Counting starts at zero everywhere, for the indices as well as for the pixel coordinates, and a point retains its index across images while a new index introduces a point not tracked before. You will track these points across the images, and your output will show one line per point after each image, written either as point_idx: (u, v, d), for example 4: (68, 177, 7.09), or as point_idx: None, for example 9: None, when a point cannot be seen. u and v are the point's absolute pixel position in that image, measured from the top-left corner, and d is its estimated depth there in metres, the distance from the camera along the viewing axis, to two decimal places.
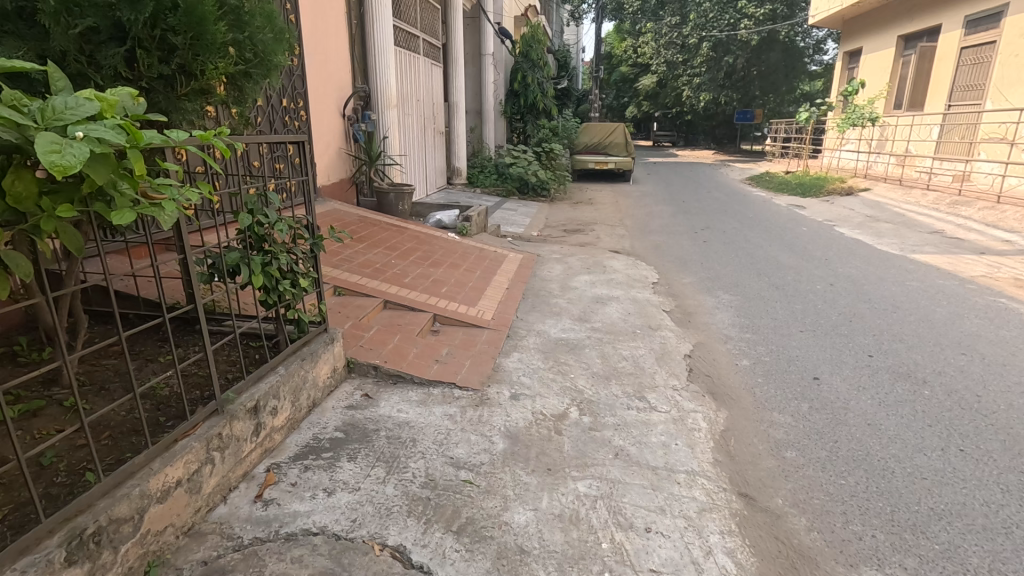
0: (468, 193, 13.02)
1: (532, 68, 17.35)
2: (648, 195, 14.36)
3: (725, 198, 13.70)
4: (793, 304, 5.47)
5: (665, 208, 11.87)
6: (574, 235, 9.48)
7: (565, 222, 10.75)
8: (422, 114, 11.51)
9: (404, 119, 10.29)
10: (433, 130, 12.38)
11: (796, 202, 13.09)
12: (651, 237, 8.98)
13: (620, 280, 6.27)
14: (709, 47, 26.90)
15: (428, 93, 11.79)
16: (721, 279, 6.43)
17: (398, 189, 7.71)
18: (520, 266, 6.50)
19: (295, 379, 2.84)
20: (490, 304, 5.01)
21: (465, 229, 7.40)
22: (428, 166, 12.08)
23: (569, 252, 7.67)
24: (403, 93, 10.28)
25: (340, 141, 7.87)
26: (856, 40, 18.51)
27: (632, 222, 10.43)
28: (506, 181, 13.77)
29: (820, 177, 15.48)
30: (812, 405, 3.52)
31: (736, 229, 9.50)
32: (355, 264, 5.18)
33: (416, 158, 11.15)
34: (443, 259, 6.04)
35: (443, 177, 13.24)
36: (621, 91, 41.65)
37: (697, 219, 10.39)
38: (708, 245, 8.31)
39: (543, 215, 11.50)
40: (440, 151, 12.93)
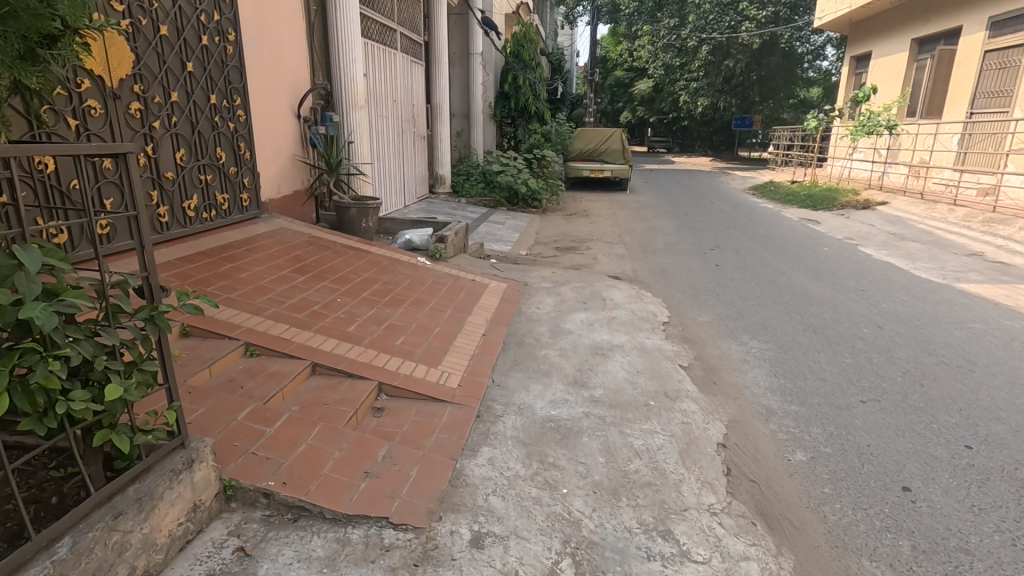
0: (452, 204, 11.87)
1: (524, 69, 16.30)
2: (648, 206, 13.31)
3: (731, 210, 12.68)
4: (840, 357, 4.38)
5: (668, 222, 10.82)
6: (568, 256, 8.37)
7: (556, 238, 9.64)
8: (400, 117, 10.37)
9: (377, 122, 9.15)
10: (414, 135, 11.25)
11: (807, 216, 12.09)
12: (655, 259, 7.88)
13: (623, 319, 5.17)
14: (709, 50, 25.97)
15: (406, 93, 10.64)
16: (744, 318, 5.33)
17: (359, 203, 6.54)
18: (501, 301, 5.36)
19: (97, 555, 1.70)
20: (458, 361, 3.86)
21: (440, 252, 6.24)
22: (407, 174, 10.93)
23: (561, 278, 6.55)
24: (376, 94, 9.15)
25: (295, 146, 6.69)
26: (865, 44, 17.62)
27: (632, 240, 9.34)
28: (493, 191, 12.62)
29: (830, 188, 14.50)
30: (915, 545, 2.40)
31: (750, 249, 8.43)
32: (285, 306, 4.03)
33: (392, 166, 10.01)
34: (404, 294, 4.90)
35: (424, 185, 12.09)
36: (615, 96, 40.68)
37: (705, 237, 9.30)
38: (721, 269, 7.22)
39: (533, 229, 10.38)
40: (421, 158, 11.78)
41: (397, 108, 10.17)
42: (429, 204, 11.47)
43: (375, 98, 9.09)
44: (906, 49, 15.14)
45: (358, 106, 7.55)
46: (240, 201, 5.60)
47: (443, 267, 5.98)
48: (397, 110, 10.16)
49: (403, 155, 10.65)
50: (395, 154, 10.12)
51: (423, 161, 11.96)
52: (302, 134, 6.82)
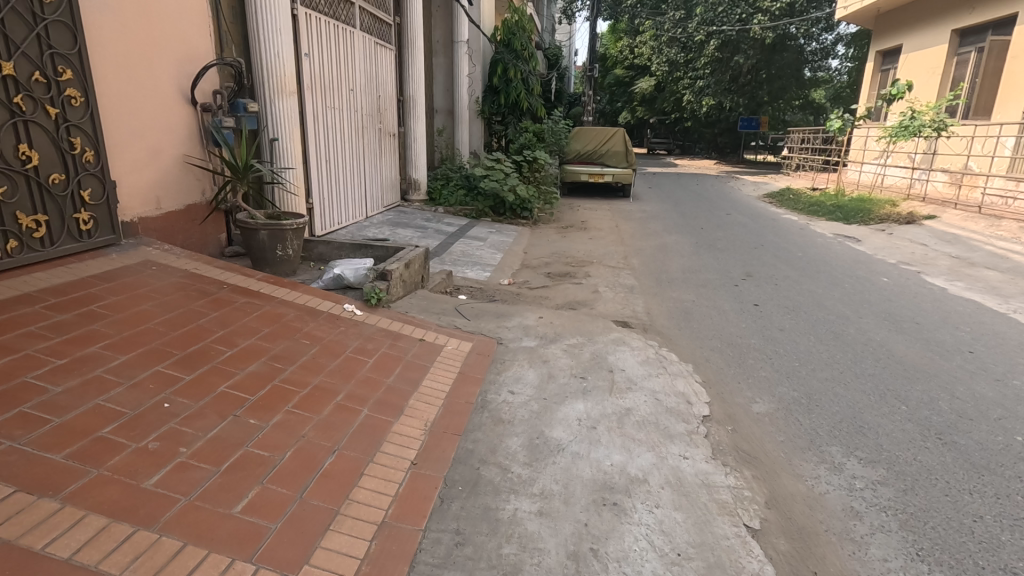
0: (426, 215, 10.06)
1: (516, 60, 14.64)
2: (655, 217, 11.57)
3: (752, 223, 10.95)
4: (1014, 507, 2.61)
5: (683, 239, 9.08)
6: (561, 286, 6.58)
7: (546, 261, 7.87)
8: (361, 111, 8.57)
9: (323, 115, 7.35)
10: (380, 132, 9.45)
11: (842, 232, 10.38)
12: (673, 294, 6.10)
13: (642, 412, 3.39)
14: (717, 45, 24.24)
15: (369, 82, 8.85)
16: (824, 408, 3.54)
17: (270, 223, 4.72)
18: (454, 383, 3.54)
19: None
20: (344, 552, 2.07)
21: (381, 294, 4.41)
22: (371, 180, 9.12)
23: (551, 328, 4.75)
24: (323, 80, 7.34)
25: (187, 145, 4.90)
26: (894, 38, 15.97)
27: (642, 264, 7.55)
28: (478, 199, 10.76)
29: (861, 198, 12.79)
30: None
31: (791, 279, 6.68)
32: (39, 433, 2.21)
33: (347, 171, 8.20)
34: (296, 380, 3.08)
35: (394, 193, 10.32)
36: (615, 96, 38.93)
37: (731, 262, 7.53)
38: (764, 313, 5.42)
39: (520, 247, 8.61)
40: (389, 160, 9.98)
41: (356, 98, 8.38)
42: (398, 215, 9.67)
43: (321, 85, 7.28)
44: (946, 40, 13.43)
45: (285, 93, 5.76)
46: (73, 224, 3.81)
47: (379, 320, 4.17)
48: (356, 100, 8.37)
49: (366, 158, 8.87)
50: (353, 156, 8.34)
51: (392, 164, 10.17)
52: (199, 126, 5.03)
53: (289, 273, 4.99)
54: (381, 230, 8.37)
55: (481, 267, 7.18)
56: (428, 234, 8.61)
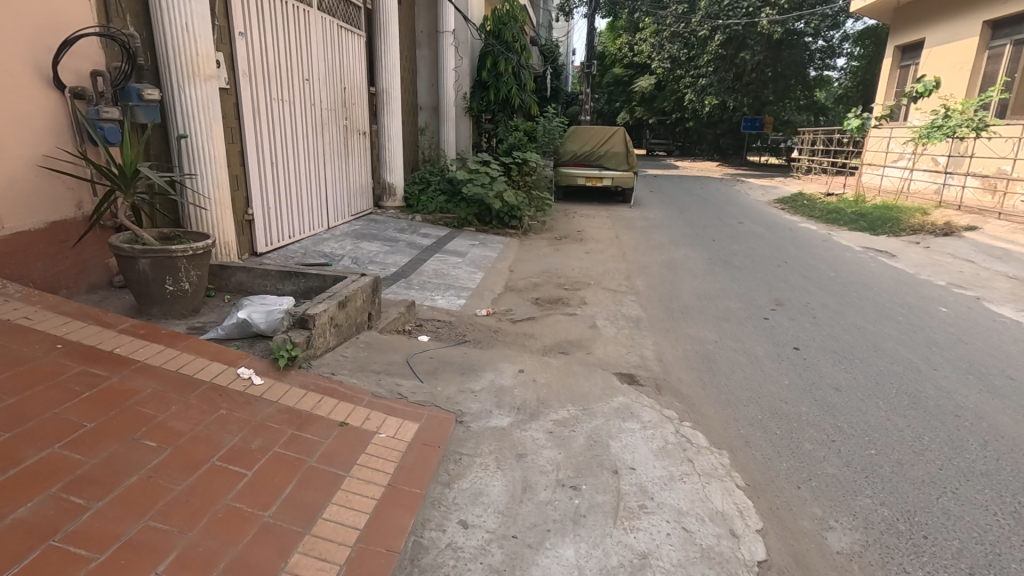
0: (401, 224, 8.83)
1: (507, 52, 13.44)
2: (660, 225, 10.40)
3: (770, 234, 9.79)
4: None
5: (694, 254, 7.90)
6: (551, 318, 5.38)
7: (533, 282, 6.66)
8: (320, 105, 7.36)
9: (264, 108, 6.15)
10: (346, 129, 8.24)
11: (872, 244, 9.23)
12: (690, 332, 4.89)
13: (666, 562, 2.18)
14: (722, 41, 23.01)
15: (330, 72, 7.64)
16: (937, 546, 2.35)
17: (151, 250, 3.47)
18: (374, 509, 2.29)
19: None
20: None
21: (296, 351, 3.17)
22: (335, 184, 7.93)
23: (533, 392, 3.54)
24: (265, 67, 6.14)
25: (49, 142, 3.69)
26: (914, 32, 14.85)
27: (648, 287, 6.34)
28: (461, 205, 9.52)
29: (885, 205, 11.64)
30: None
31: (830, 310, 5.48)
32: None
33: (302, 175, 7.02)
34: (96, 535, 1.86)
35: (365, 199, 9.11)
36: (614, 95, 37.73)
37: (753, 285, 6.34)
38: (808, 363, 4.23)
39: (506, 263, 7.41)
40: (358, 161, 8.78)
41: (313, 90, 7.16)
42: (367, 224, 8.45)
43: (261, 73, 6.08)
44: (976, 33, 12.26)
45: (201, 78, 4.53)
46: None
47: (286, 393, 2.93)
48: (313, 92, 7.16)
49: (328, 159, 7.68)
50: (309, 157, 7.15)
51: (363, 166, 8.96)
52: (69, 117, 3.80)
53: (187, 313, 3.77)
54: (342, 244, 7.16)
55: (455, 292, 5.97)
56: (398, 248, 7.40)
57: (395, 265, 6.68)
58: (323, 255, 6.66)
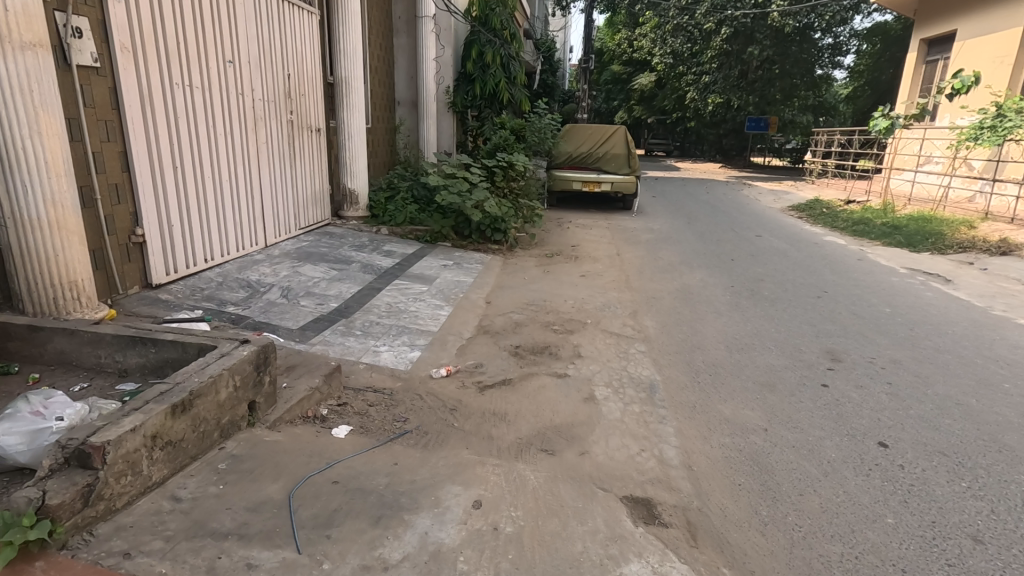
0: (361, 239, 7.42)
1: (495, 40, 11.99)
2: (668, 239, 9.05)
3: (796, 251, 8.46)
4: None
5: (714, 280, 6.53)
6: (533, 383, 3.97)
7: (515, 320, 5.26)
8: (252, 94, 5.91)
9: (161, 96, 4.69)
10: (292, 125, 6.78)
11: (918, 264, 7.91)
12: (726, 414, 3.49)
13: None
14: (728, 35, 21.69)
15: (267, 53, 6.17)
16: None
17: None
18: None
19: None
20: None
21: (42, 528, 1.73)
22: (276, 191, 6.49)
23: (490, 565, 2.10)
24: (164, 41, 4.68)
25: None
26: (943, 24, 13.52)
27: (660, 331, 4.94)
28: (434, 216, 8.08)
29: (920, 216, 10.36)
30: None
31: (908, 372, 4.08)
32: None
33: (226, 182, 5.57)
34: None
35: (320, 208, 7.66)
36: (613, 93, 36.39)
37: (795, 329, 4.95)
38: (913, 479, 2.82)
39: (482, 292, 6.01)
40: (311, 164, 7.34)
41: (241, 75, 5.71)
42: (318, 240, 7.02)
43: (157, 50, 4.62)
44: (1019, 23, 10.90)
45: (17, 44, 3.07)
46: None
47: None
48: (240, 78, 5.71)
49: (266, 162, 6.24)
50: (236, 157, 5.70)
51: (317, 169, 7.53)
52: None
53: None
54: (276, 269, 5.72)
55: (409, 340, 4.54)
56: (348, 274, 5.96)
57: (337, 298, 5.24)
58: (245, 285, 5.20)
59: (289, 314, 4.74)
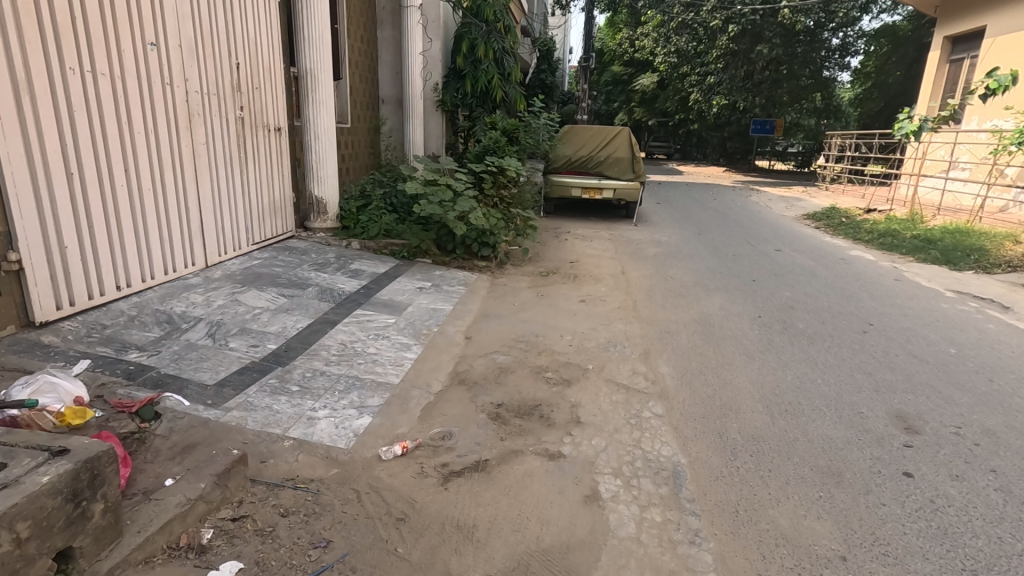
0: (325, 256, 6.42)
1: (487, 33, 11.00)
2: (678, 254, 8.07)
3: (824, 270, 7.48)
4: None
5: (737, 309, 5.54)
6: (517, 468, 2.97)
7: (499, 365, 4.27)
8: (184, 84, 4.90)
9: (48, 82, 3.68)
10: (242, 122, 5.78)
11: (967, 287, 6.91)
12: (782, 528, 2.50)
13: None
14: (735, 33, 20.73)
15: (205, 36, 5.16)
16: None
17: None
18: None
19: None
20: None
21: None
22: (219, 200, 5.48)
23: None
24: (51, 12, 3.67)
25: None
26: (970, 19, 12.56)
27: (679, 382, 3.95)
28: (413, 227, 7.08)
29: (955, 229, 9.38)
30: None
31: (1011, 452, 3.09)
32: None
33: (147, 190, 4.56)
34: None
35: (279, 219, 6.65)
36: (614, 95, 35.45)
37: (844, 380, 3.97)
38: None
39: (462, 325, 5.01)
40: (268, 168, 6.34)
41: (168, 61, 4.70)
42: (273, 258, 6.01)
43: (41, 22, 3.60)
44: None
45: None
46: None
47: None
48: (167, 64, 4.70)
49: (206, 166, 5.24)
50: (163, 161, 4.70)
51: (276, 173, 6.52)
52: None
53: None
54: (209, 297, 4.70)
55: (358, 400, 3.52)
56: (299, 302, 4.94)
57: (278, 337, 4.21)
58: (163, 320, 4.19)
59: (209, 361, 3.70)
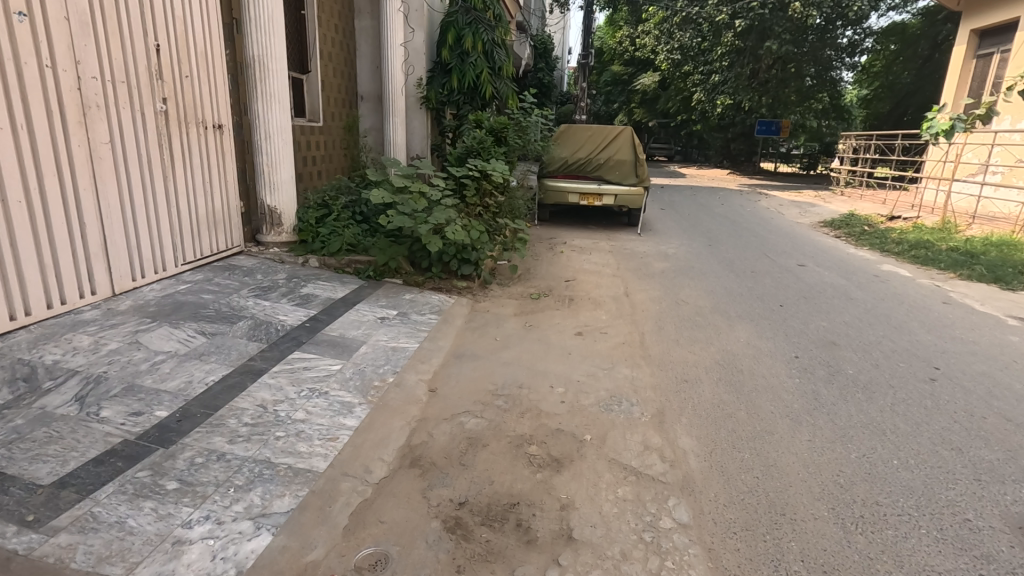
0: (274, 278, 5.41)
1: (476, 23, 9.99)
2: (689, 270, 7.06)
3: (860, 291, 6.46)
4: None
5: (768, 347, 4.53)
6: None
7: (467, 436, 3.25)
8: (74, 68, 3.88)
9: None
10: (165, 118, 4.77)
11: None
12: None
13: None
14: (741, 29, 19.58)
15: (106, 7, 4.13)
16: None
17: None
18: None
19: None
20: None
21: None
22: (131, 212, 4.45)
23: None
24: None
25: None
26: (1001, 12, 11.57)
27: (707, 468, 2.92)
28: (381, 242, 6.06)
29: (998, 241, 8.38)
30: None
31: None
32: None
33: (15, 203, 3.54)
34: None
35: (221, 233, 5.62)
36: (611, 95, 34.06)
37: (928, 464, 2.95)
38: None
39: (427, 372, 3.99)
40: (205, 173, 5.32)
41: (46, 37, 3.68)
42: (206, 282, 4.99)
43: None
44: None
45: None
46: None
47: None
48: (45, 41, 3.67)
49: (111, 171, 4.23)
50: (41, 165, 3.69)
51: (217, 179, 5.50)
52: None
53: None
54: (100, 339, 3.66)
55: (257, 505, 2.48)
56: (220, 343, 3.91)
57: (174, 400, 3.17)
58: (21, 377, 3.16)
59: (58, 444, 2.67)
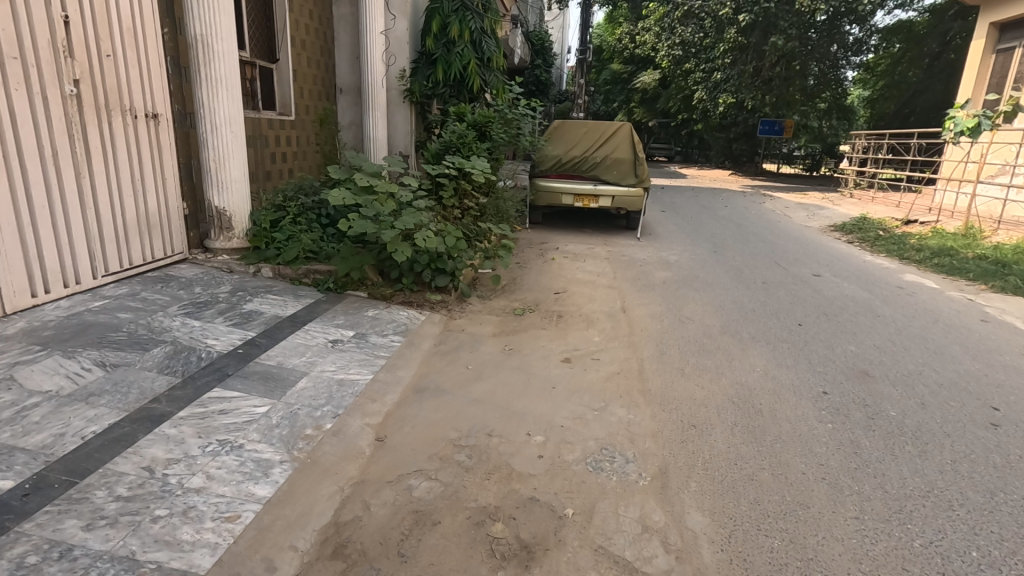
0: (215, 292, 4.67)
1: (463, 9, 9.23)
2: (694, 281, 6.33)
3: (886, 306, 5.73)
4: None
5: (790, 380, 3.80)
6: None
7: (413, 510, 2.51)
8: None
9: None
10: (76, 103, 4.03)
11: None
12: None
13: None
14: (743, 26, 18.81)
15: None
16: None
17: None
18: None
19: None
20: None
21: None
22: (28, 215, 3.72)
23: None
24: None
25: None
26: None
27: (724, 564, 2.19)
28: (344, 249, 5.32)
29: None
30: None
31: None
32: None
33: None
34: None
35: (156, 237, 4.87)
36: (609, 95, 33.39)
37: (1017, 559, 2.22)
38: None
39: (376, 415, 3.25)
40: (135, 168, 4.57)
41: None
42: (128, 297, 4.26)
43: None
44: None
45: None
46: None
47: None
48: None
49: None
50: None
51: (151, 175, 4.75)
52: None
53: None
54: None
55: None
56: (119, 379, 3.16)
57: (29, 465, 2.43)
58: None
59: None
